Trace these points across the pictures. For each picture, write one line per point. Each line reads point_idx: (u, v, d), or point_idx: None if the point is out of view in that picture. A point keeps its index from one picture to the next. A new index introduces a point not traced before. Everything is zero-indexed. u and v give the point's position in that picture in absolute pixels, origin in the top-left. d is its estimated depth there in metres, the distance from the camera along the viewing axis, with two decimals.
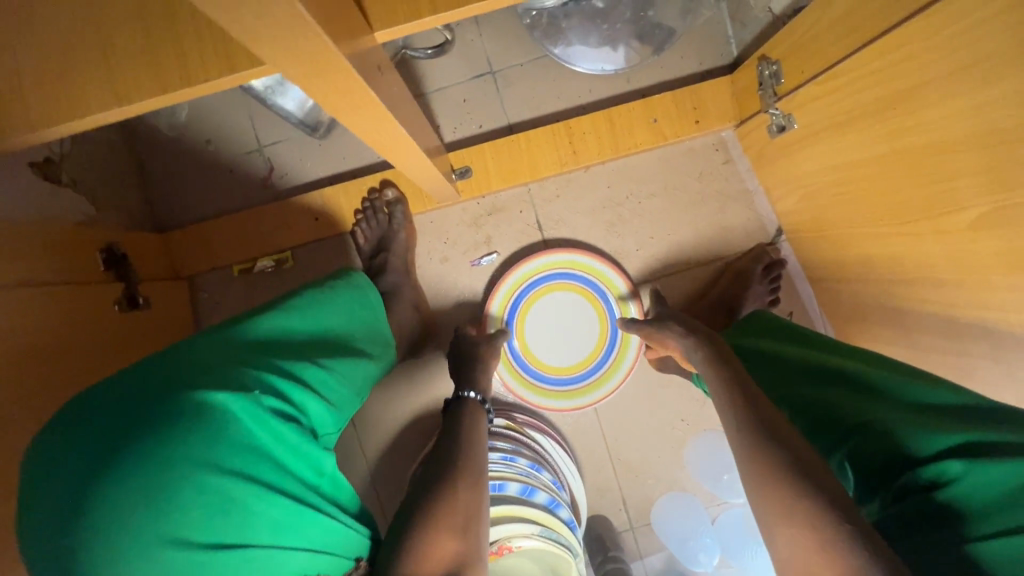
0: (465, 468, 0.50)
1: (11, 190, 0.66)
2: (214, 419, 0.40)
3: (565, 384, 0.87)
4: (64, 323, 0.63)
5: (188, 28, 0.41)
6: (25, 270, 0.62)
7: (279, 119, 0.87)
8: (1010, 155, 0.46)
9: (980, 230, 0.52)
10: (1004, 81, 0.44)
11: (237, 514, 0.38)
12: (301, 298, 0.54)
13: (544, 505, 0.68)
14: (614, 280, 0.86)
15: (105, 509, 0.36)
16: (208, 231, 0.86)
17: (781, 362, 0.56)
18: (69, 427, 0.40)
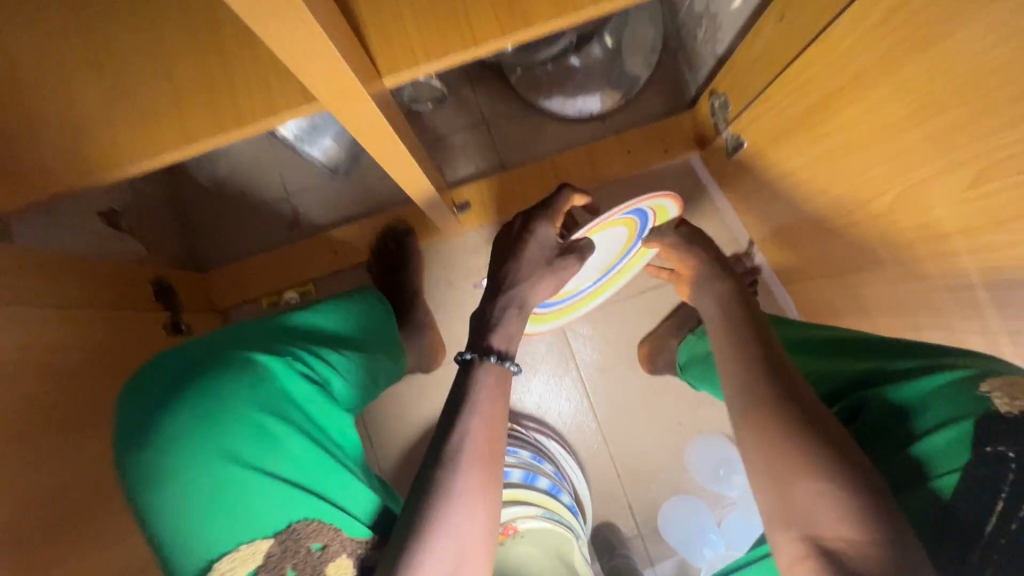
0: (458, 491, 0.45)
1: (87, 233, 0.80)
2: (259, 374, 0.51)
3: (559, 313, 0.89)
4: (123, 341, 0.74)
5: (241, 85, 0.55)
6: (97, 294, 0.74)
7: (303, 171, 1.01)
8: (898, 143, 0.57)
9: (894, 212, 0.62)
10: (875, 88, 0.56)
11: (269, 446, 0.47)
12: (328, 302, 0.65)
13: (546, 489, 0.73)
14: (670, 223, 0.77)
15: (178, 431, 0.47)
16: (241, 270, 0.98)
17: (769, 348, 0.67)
18: (156, 379, 0.52)
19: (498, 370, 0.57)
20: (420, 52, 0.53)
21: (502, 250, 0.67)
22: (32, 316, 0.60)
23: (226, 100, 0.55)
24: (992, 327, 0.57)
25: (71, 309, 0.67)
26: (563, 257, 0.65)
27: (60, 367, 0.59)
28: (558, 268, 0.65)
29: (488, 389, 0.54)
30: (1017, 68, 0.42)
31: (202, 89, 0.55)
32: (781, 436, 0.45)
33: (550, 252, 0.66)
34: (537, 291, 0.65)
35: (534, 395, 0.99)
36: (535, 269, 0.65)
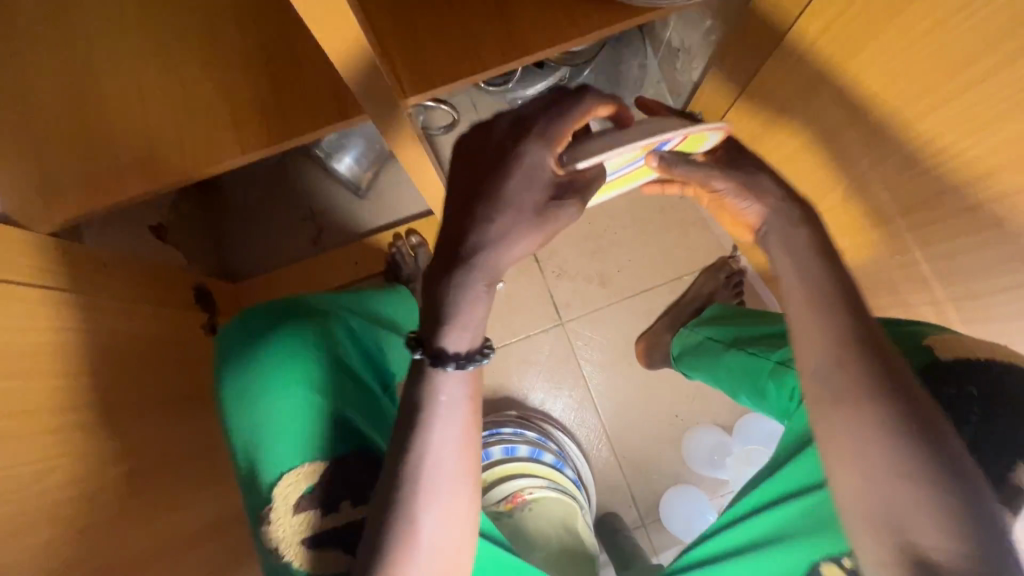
0: (428, 498, 0.46)
1: (137, 244, 0.90)
2: (335, 331, 0.66)
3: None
4: (167, 337, 0.83)
5: (288, 106, 0.67)
6: (148, 294, 0.83)
7: (326, 192, 1.12)
8: (860, 129, 0.67)
9: (861, 191, 0.71)
10: (835, 81, 0.66)
11: (344, 387, 0.62)
12: (374, 291, 0.78)
13: (551, 464, 0.81)
14: (702, 144, 0.55)
15: (273, 365, 0.62)
16: (270, 280, 1.08)
17: (744, 321, 0.80)
18: (252, 328, 0.67)
19: (470, 374, 0.47)
20: (435, 75, 0.66)
21: (466, 193, 0.45)
22: (83, 308, 0.69)
23: (281, 120, 0.67)
24: (937, 296, 0.69)
25: (120, 304, 0.76)
26: (560, 209, 0.45)
27: (108, 351, 0.68)
28: (547, 222, 0.45)
29: (445, 396, 0.47)
30: (940, 61, 0.52)
31: (262, 115, 0.67)
32: (872, 432, 0.48)
33: (541, 194, 0.45)
34: (513, 251, 0.45)
35: (539, 391, 1.07)
36: (518, 221, 0.44)
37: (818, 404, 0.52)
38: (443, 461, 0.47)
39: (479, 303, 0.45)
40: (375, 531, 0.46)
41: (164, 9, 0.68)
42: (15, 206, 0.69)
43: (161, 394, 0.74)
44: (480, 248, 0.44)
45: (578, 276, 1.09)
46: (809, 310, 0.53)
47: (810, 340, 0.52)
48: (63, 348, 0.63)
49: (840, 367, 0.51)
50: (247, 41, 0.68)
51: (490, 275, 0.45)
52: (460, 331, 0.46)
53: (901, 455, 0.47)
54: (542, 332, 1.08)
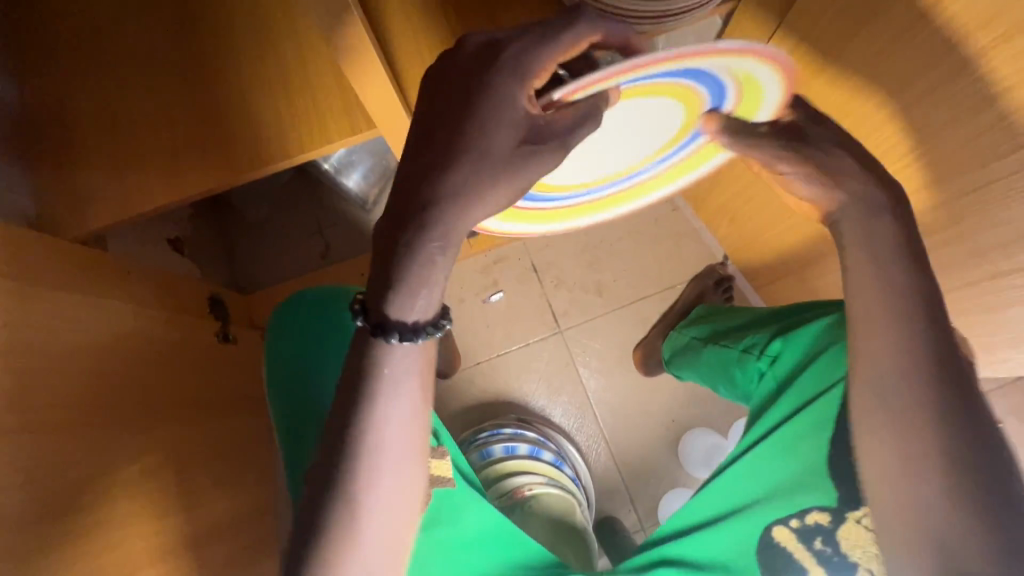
0: (370, 469, 0.47)
1: (156, 256, 0.95)
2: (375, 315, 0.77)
3: (563, 207, 0.58)
4: (180, 343, 0.86)
5: (307, 125, 0.74)
6: (165, 302, 0.88)
7: (335, 207, 1.17)
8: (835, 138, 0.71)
9: None
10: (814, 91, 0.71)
11: None
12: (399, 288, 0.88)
13: (550, 461, 0.85)
14: (767, 95, 0.46)
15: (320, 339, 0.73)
16: (280, 292, 1.13)
17: (717, 318, 0.87)
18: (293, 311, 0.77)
19: (425, 351, 0.46)
20: None
21: (435, 134, 0.41)
22: (106, 314, 0.73)
23: (298, 137, 0.73)
24: None
25: (137, 310, 0.80)
26: (528, 155, 0.40)
27: (119, 355, 0.72)
28: (512, 168, 0.40)
29: (394, 369, 0.45)
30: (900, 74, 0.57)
31: (280, 133, 0.73)
32: (923, 448, 0.49)
33: (506, 137, 0.40)
34: (474, 212, 0.42)
35: (539, 397, 1.10)
36: (478, 169, 0.40)
37: (866, 412, 0.53)
38: (389, 438, 0.47)
39: (443, 270, 0.43)
40: (318, 500, 0.47)
41: (191, 40, 0.75)
42: (44, 209, 0.73)
43: (169, 395, 0.78)
44: (440, 208, 0.41)
45: (576, 287, 1.13)
46: (879, 311, 0.51)
47: (869, 339, 0.52)
48: (86, 349, 0.67)
49: (900, 377, 0.50)
50: (268, 68, 0.75)
51: (446, 235, 0.42)
52: (412, 296, 0.43)
53: (933, 469, 0.49)
54: (541, 340, 1.12)
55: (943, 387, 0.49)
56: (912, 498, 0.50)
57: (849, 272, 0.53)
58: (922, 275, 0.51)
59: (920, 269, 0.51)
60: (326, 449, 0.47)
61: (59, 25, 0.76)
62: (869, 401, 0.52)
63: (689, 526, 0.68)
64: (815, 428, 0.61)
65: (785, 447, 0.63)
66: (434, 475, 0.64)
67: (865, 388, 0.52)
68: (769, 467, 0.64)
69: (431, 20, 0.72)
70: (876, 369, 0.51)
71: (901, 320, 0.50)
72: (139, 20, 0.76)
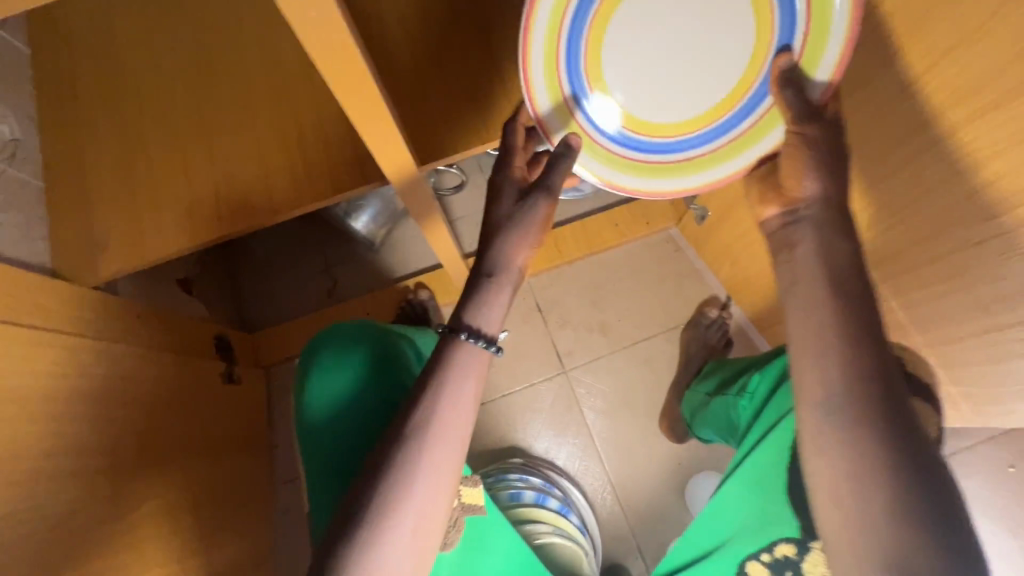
0: (422, 464, 0.50)
1: (162, 295, 0.96)
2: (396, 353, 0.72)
3: (635, 147, 0.60)
4: (186, 383, 0.86)
5: (319, 175, 0.75)
6: (170, 341, 0.88)
7: (342, 248, 1.19)
8: None
9: None
10: None
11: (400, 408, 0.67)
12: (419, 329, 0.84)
13: (556, 509, 0.83)
14: (829, 39, 0.51)
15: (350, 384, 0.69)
16: (287, 331, 1.14)
17: (729, 365, 0.89)
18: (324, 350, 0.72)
19: (484, 356, 0.55)
20: (445, 141, 0.70)
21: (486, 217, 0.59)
22: (113, 355, 0.74)
23: (311, 182, 0.75)
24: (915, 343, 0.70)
25: (145, 349, 0.80)
26: (529, 200, 0.57)
27: (125, 397, 0.73)
28: (520, 214, 0.57)
29: (465, 366, 0.54)
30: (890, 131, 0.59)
31: (293, 179, 0.75)
32: (880, 474, 0.43)
33: (509, 204, 0.58)
34: (522, 249, 0.57)
35: (544, 438, 1.09)
36: (514, 227, 0.56)
37: (811, 442, 0.47)
38: (445, 429, 0.51)
39: (506, 296, 0.57)
40: (366, 482, 0.49)
41: (204, 86, 0.76)
42: (60, 256, 0.74)
43: (169, 442, 0.78)
44: (491, 249, 0.56)
45: (580, 326, 1.13)
46: (817, 334, 0.47)
47: (807, 366, 0.47)
48: (90, 398, 0.67)
49: (846, 397, 0.45)
50: (277, 113, 0.75)
51: (499, 266, 0.56)
52: (487, 310, 0.55)
53: (880, 501, 0.43)
54: (545, 380, 1.11)
55: (888, 408, 0.44)
56: (863, 536, 0.43)
57: (787, 293, 0.50)
58: (863, 296, 0.47)
59: (861, 296, 0.47)
60: (385, 435, 0.52)
61: (77, 72, 0.78)
62: (815, 426, 0.46)
63: (682, 565, 0.69)
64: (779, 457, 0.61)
65: (757, 484, 0.63)
66: (466, 504, 0.63)
67: (812, 413, 0.46)
68: (745, 504, 0.64)
69: (438, 67, 0.71)
70: (826, 379, 0.46)
71: (845, 343, 0.46)
72: (153, 65, 0.77)
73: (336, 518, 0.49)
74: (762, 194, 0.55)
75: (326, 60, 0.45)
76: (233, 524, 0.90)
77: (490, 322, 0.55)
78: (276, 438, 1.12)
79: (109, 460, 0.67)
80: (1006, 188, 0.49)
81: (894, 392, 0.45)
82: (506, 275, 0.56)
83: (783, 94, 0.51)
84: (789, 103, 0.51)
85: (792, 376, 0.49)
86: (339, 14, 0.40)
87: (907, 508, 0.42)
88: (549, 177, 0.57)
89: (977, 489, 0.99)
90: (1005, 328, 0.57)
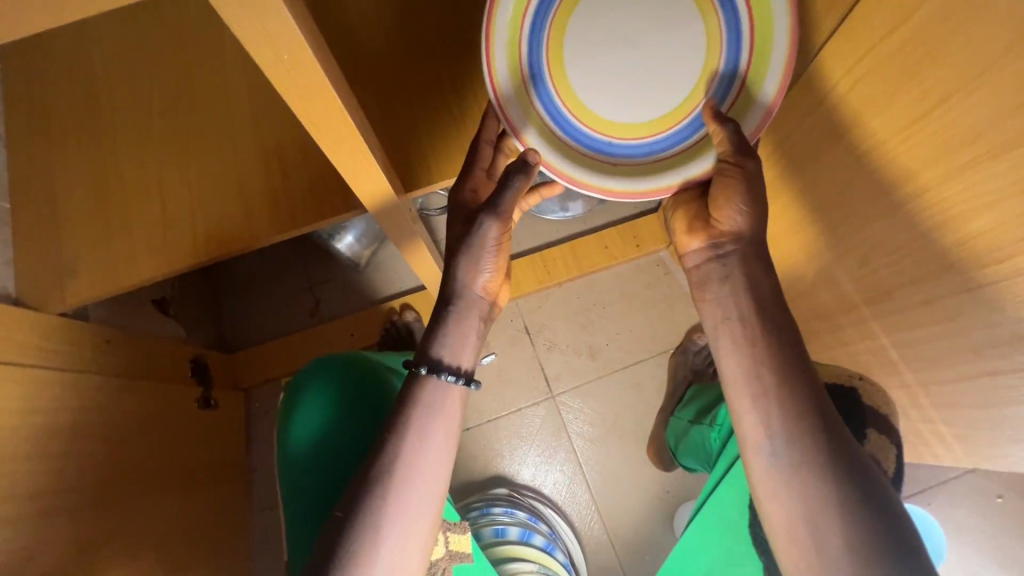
0: (392, 506, 0.50)
1: (135, 317, 0.92)
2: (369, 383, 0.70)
3: (569, 127, 0.55)
4: (156, 412, 0.83)
5: (297, 201, 0.73)
6: (140, 367, 0.84)
7: (325, 266, 1.17)
8: (822, 221, 0.72)
9: (824, 279, 0.75)
10: (804, 173, 0.71)
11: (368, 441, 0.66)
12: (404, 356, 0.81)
13: (540, 545, 0.90)
14: (772, 58, 0.51)
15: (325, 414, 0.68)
16: (267, 352, 1.11)
17: (709, 394, 0.89)
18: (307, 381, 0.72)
19: (461, 392, 0.56)
20: (431, 169, 0.69)
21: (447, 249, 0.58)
22: (80, 386, 0.70)
23: (292, 209, 0.73)
24: (907, 381, 0.68)
25: (114, 378, 0.77)
26: (478, 224, 0.55)
27: (90, 431, 0.69)
28: (472, 239, 0.56)
29: (435, 401, 0.54)
30: (885, 170, 0.57)
31: (273, 206, 0.73)
32: (831, 516, 0.44)
33: (461, 232, 0.57)
34: (483, 271, 0.57)
35: (530, 466, 1.07)
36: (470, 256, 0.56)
37: (763, 488, 0.49)
38: (421, 465, 0.52)
39: (471, 322, 0.58)
40: (344, 524, 0.49)
41: (183, 109, 0.73)
42: (26, 282, 0.71)
43: (138, 475, 0.75)
44: (449, 277, 0.57)
45: (569, 349, 1.12)
46: (750, 380, 0.50)
47: (745, 409, 0.50)
48: (52, 434, 0.64)
49: (785, 440, 0.47)
50: (258, 138, 0.73)
51: (458, 294, 0.57)
52: (452, 342, 0.56)
53: (834, 541, 0.44)
54: (531, 406, 1.09)
55: (834, 445, 0.46)
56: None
57: (715, 334, 0.53)
58: (786, 330, 0.50)
59: (781, 329, 0.50)
60: (360, 473, 0.52)
61: (47, 87, 0.74)
62: (762, 470, 0.48)
63: None
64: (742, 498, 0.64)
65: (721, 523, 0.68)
66: (455, 551, 0.64)
67: (759, 457, 0.49)
68: (715, 542, 0.69)
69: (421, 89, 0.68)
70: (763, 423, 0.49)
71: (779, 387, 0.49)
72: (129, 85, 0.74)
73: (314, 562, 0.49)
74: (691, 222, 0.55)
75: (304, 107, 0.43)
76: (206, 557, 0.87)
77: (458, 352, 0.56)
78: (254, 462, 1.09)
79: (74, 499, 0.64)
80: (1002, 237, 0.48)
81: (835, 427, 0.47)
82: (467, 303, 0.57)
83: (722, 128, 0.50)
84: (729, 138, 0.50)
85: (733, 419, 0.52)
86: (317, 63, 0.38)
87: (869, 555, 0.42)
88: (502, 200, 0.54)
89: (966, 520, 0.98)
90: (999, 374, 0.55)
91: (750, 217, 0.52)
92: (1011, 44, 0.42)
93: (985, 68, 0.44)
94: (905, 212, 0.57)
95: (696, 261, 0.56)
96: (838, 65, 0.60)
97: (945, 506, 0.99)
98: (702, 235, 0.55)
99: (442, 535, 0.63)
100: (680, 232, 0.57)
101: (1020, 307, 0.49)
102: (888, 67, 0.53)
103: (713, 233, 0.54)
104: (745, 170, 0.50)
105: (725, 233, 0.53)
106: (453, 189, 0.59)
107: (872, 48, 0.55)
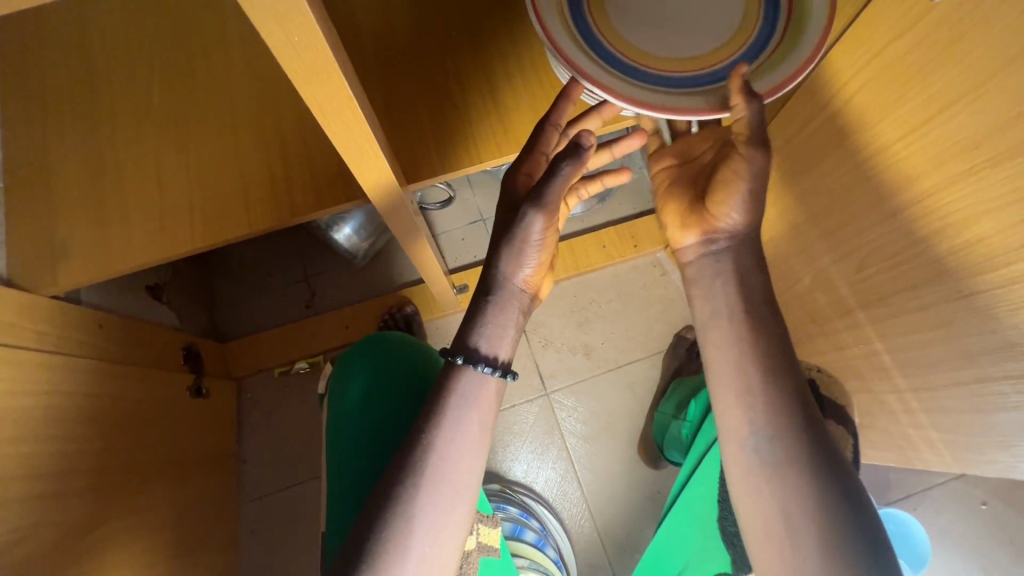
0: (422, 495, 0.52)
1: (129, 302, 0.91)
2: (396, 367, 0.77)
3: (592, 33, 0.50)
4: (147, 398, 0.81)
5: (302, 189, 0.72)
6: (125, 353, 0.82)
7: (323, 257, 1.16)
8: (816, 226, 0.73)
9: (821, 284, 0.76)
10: (803, 176, 0.72)
11: (392, 416, 0.73)
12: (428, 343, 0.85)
13: (532, 542, 0.92)
14: (804, 39, 0.48)
15: (357, 395, 0.75)
16: (260, 342, 1.10)
17: (682, 382, 0.97)
18: (346, 366, 0.79)
19: (498, 383, 0.57)
20: (437, 163, 0.68)
21: (495, 241, 0.57)
22: (70, 368, 0.69)
23: (293, 198, 0.72)
24: (899, 386, 0.69)
25: (106, 363, 0.76)
26: (521, 216, 0.54)
27: (80, 413, 0.68)
28: (516, 232, 0.55)
29: (469, 393, 0.56)
30: (884, 175, 0.58)
31: (273, 194, 0.72)
32: (801, 504, 0.47)
33: (505, 223, 0.57)
34: (525, 267, 0.58)
35: (523, 463, 1.07)
36: (507, 250, 0.56)
37: (741, 474, 0.51)
38: (450, 459, 0.54)
39: (511, 314, 0.58)
40: (375, 515, 0.52)
41: (185, 90, 0.72)
42: (17, 265, 0.70)
43: (127, 461, 0.74)
44: (491, 269, 0.58)
45: (564, 347, 1.12)
46: (740, 366, 0.51)
47: (732, 395, 0.52)
48: (36, 416, 0.62)
49: (770, 430, 0.49)
50: (262, 126, 0.73)
51: (499, 286, 0.57)
52: (499, 339, 0.57)
53: (810, 531, 0.46)
54: (526, 403, 1.09)
55: (816, 438, 0.49)
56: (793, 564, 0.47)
57: (710, 319, 0.54)
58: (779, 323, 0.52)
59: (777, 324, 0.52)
60: (391, 466, 0.54)
61: (46, 67, 0.73)
62: (743, 454, 0.51)
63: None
64: (712, 492, 0.67)
65: (693, 520, 0.70)
66: (483, 543, 0.68)
67: (738, 452, 0.51)
68: (688, 541, 0.71)
69: (428, 80, 0.68)
70: (758, 412, 0.50)
71: (767, 374, 0.50)
72: (132, 65, 0.73)
73: (347, 548, 0.51)
74: (683, 218, 0.55)
75: (311, 89, 0.42)
76: (192, 548, 0.85)
77: (499, 346, 0.57)
78: (245, 453, 1.08)
79: (59, 483, 0.63)
80: (999, 244, 0.48)
81: (818, 428, 0.49)
82: (507, 302, 0.58)
83: (748, 105, 0.46)
84: (749, 119, 0.47)
85: (717, 413, 0.53)
86: (325, 44, 0.38)
87: (843, 545, 0.45)
88: (546, 191, 0.52)
89: (951, 526, 0.99)
90: (990, 381, 0.55)
91: (746, 215, 0.52)
92: (1013, 54, 0.42)
93: (985, 79, 0.45)
94: (902, 219, 0.57)
95: (692, 255, 0.55)
96: (842, 72, 0.60)
97: (931, 510, 1.00)
98: (696, 230, 0.54)
99: (476, 527, 0.67)
100: (673, 228, 0.57)
101: (1013, 314, 0.49)
102: (893, 72, 0.54)
103: (709, 228, 0.53)
104: (752, 163, 0.49)
105: (720, 229, 0.53)
106: (506, 172, 0.58)
107: (877, 53, 0.56)
